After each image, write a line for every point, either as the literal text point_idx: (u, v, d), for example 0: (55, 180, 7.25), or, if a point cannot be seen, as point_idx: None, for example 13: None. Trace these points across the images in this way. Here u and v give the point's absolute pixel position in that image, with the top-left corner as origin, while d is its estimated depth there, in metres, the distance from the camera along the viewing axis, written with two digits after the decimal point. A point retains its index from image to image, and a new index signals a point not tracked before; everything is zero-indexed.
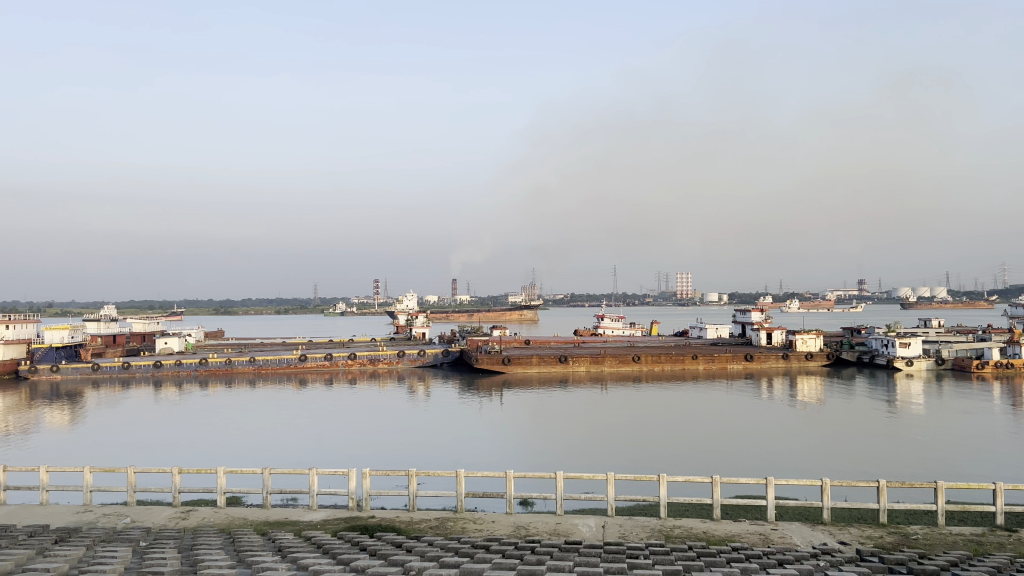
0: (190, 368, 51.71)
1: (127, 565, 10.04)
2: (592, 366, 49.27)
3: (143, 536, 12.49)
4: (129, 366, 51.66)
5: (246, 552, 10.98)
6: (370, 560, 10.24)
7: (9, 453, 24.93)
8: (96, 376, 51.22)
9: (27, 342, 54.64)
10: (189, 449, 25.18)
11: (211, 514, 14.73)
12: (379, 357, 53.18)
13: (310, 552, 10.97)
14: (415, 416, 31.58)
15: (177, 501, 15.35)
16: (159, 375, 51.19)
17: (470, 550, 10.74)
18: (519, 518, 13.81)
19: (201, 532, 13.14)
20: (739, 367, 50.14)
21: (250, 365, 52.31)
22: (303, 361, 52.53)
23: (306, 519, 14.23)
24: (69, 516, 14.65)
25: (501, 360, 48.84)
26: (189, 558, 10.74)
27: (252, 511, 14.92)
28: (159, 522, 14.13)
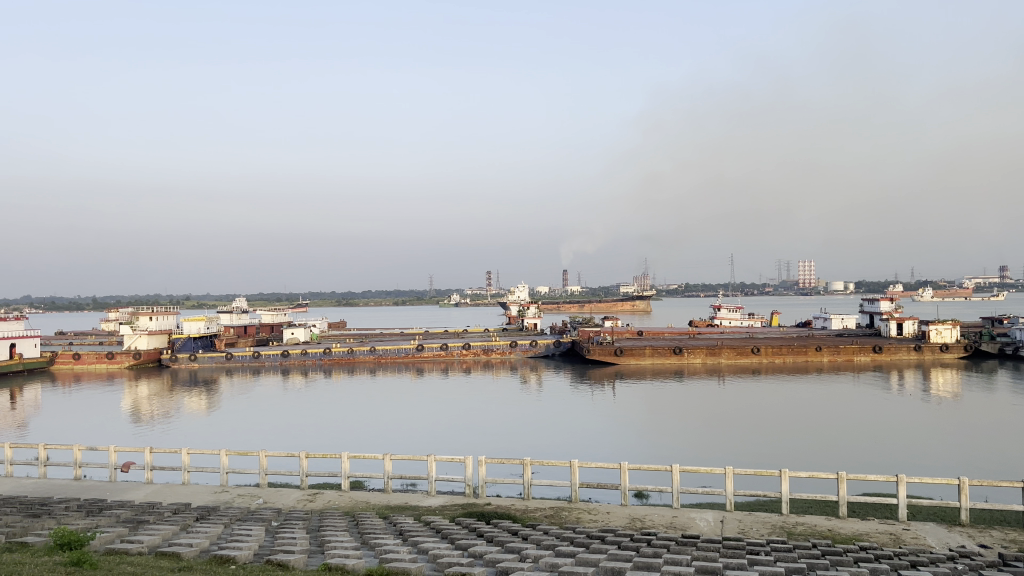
0: (315, 357, 54.07)
1: (261, 544, 10.65)
2: (708, 358, 48.25)
3: (274, 516, 13.19)
4: (259, 355, 54.33)
5: (369, 535, 11.40)
6: (488, 546, 10.43)
7: (154, 436, 26.88)
8: (229, 364, 54.26)
9: (168, 332, 58.44)
10: (314, 435, 26.38)
11: (336, 497, 15.37)
12: (493, 347, 53.92)
13: (429, 537, 11.28)
14: (529, 406, 31.83)
15: (304, 483, 16.07)
16: (286, 364, 53.73)
17: (585, 540, 10.76)
18: (634, 510, 13.68)
19: (328, 514, 13.75)
20: (867, 359, 47.89)
21: (370, 354, 54.17)
22: (420, 351, 53.94)
23: (423, 504, 14.60)
24: (207, 495, 15.64)
25: (614, 351, 48.55)
26: (317, 538, 11.30)
27: (375, 495, 15.46)
28: (289, 503, 14.88)
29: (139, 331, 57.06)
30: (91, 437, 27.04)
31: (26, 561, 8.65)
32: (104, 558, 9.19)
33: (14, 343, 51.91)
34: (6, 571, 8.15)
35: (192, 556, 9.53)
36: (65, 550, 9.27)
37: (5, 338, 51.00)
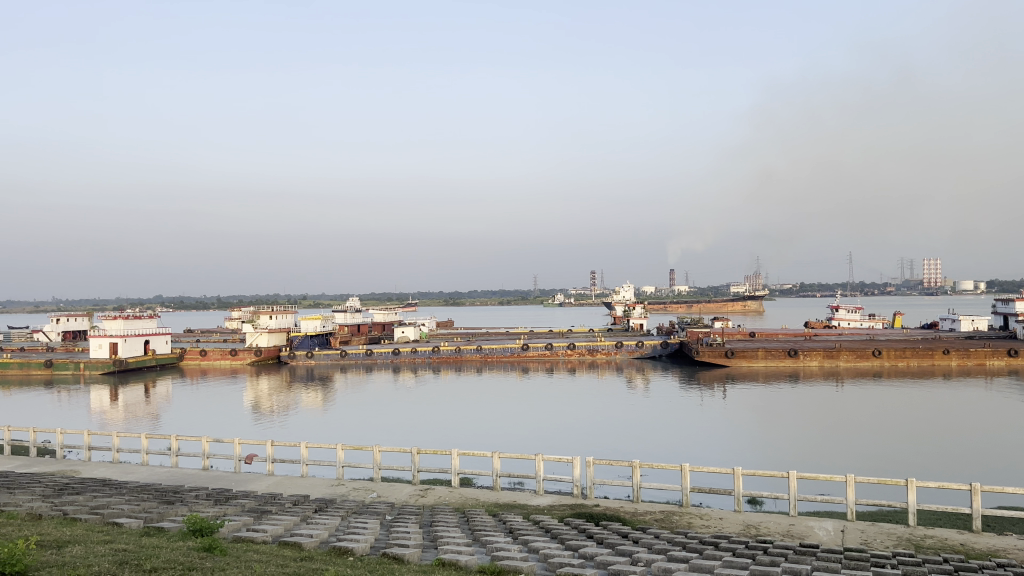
0: (424, 355, 55.21)
1: (376, 537, 10.94)
2: (826, 361, 46.45)
3: (388, 510, 13.54)
4: (371, 353, 55.99)
5: (480, 532, 11.52)
6: (598, 547, 10.35)
7: (275, 429, 28.15)
8: (344, 362, 56.12)
9: (286, 330, 61.01)
10: (424, 431, 26.98)
11: (446, 493, 15.63)
12: (598, 347, 53.60)
13: (538, 536, 11.31)
14: (637, 407, 31.45)
15: (415, 479, 16.39)
16: (397, 361, 55.12)
17: (699, 546, 10.52)
18: (748, 516, 13.29)
19: (439, 509, 13.99)
20: (1000, 364, 44.87)
21: (477, 353, 54.82)
22: (526, 350, 54.21)
23: (532, 503, 14.66)
24: (324, 488, 16.21)
25: (724, 353, 47.38)
26: (430, 533, 11.51)
27: (484, 493, 15.61)
28: (401, 498, 15.23)
29: (260, 329, 59.94)
30: (218, 429, 28.57)
31: (164, 545, 9.23)
32: (232, 544, 9.68)
33: (147, 340, 55.42)
34: (146, 553, 8.71)
35: (312, 546, 9.90)
36: (197, 536, 9.83)
37: (139, 335, 54.51)
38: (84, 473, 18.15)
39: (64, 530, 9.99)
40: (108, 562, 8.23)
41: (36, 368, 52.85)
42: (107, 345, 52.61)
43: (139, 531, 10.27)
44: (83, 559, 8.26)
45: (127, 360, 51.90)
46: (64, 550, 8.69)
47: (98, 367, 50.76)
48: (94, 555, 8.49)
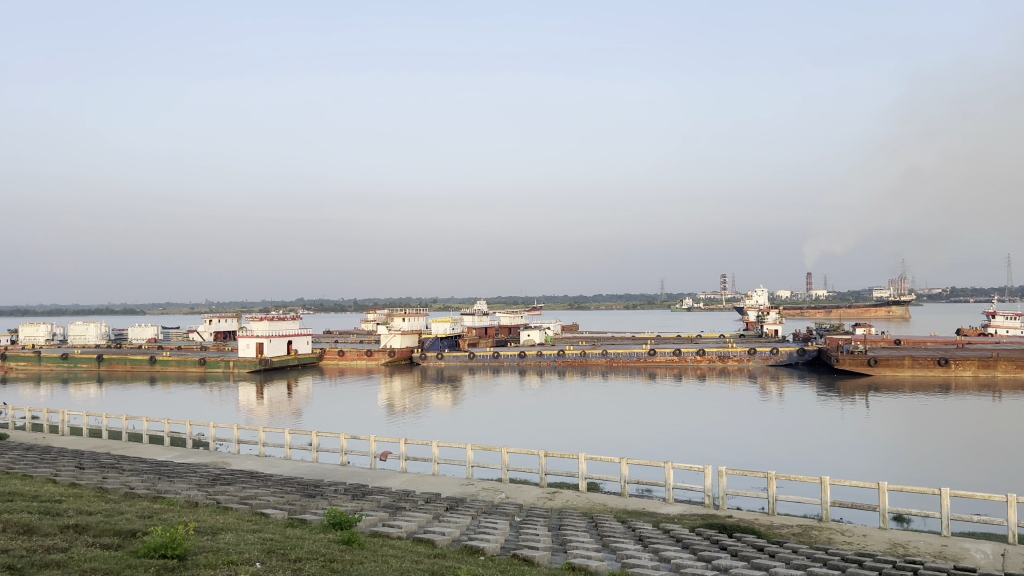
0: (550, 358, 55.49)
1: (506, 538, 11.07)
2: (981, 371, 43.23)
3: (517, 512, 13.66)
4: (499, 355, 56.81)
5: (610, 538, 11.44)
6: (732, 560, 10.05)
7: (407, 428, 29.08)
8: (472, 363, 57.17)
9: (417, 332, 62.88)
10: (551, 435, 27.05)
11: (574, 497, 15.60)
12: (729, 353, 52.16)
13: (669, 544, 11.11)
14: (771, 417, 30.31)
15: (543, 482, 16.46)
16: (523, 364, 55.62)
17: (840, 564, 10.01)
18: (895, 534, 12.53)
19: (568, 513, 13.99)
20: None
21: (603, 357, 54.55)
22: (653, 355, 53.42)
23: (661, 511, 14.40)
24: (455, 487, 16.55)
25: (866, 361, 45.01)
26: (559, 536, 11.52)
27: (612, 499, 15.48)
28: (530, 500, 15.34)
29: (393, 331, 62.17)
30: (354, 427, 29.75)
31: (307, 536, 9.69)
32: (370, 539, 10.04)
33: (290, 340, 58.52)
34: (291, 543, 9.18)
35: (445, 544, 10.12)
36: (338, 528, 10.28)
37: (282, 335, 57.64)
38: (234, 465, 19.35)
39: (217, 517, 10.69)
40: (258, 550, 8.72)
41: (191, 365, 56.85)
42: (254, 345, 55.99)
43: (284, 522, 10.85)
44: (235, 546, 8.79)
45: (272, 359, 54.97)
46: (218, 536, 9.28)
47: (246, 366, 54.00)
48: (245, 543, 9.02)
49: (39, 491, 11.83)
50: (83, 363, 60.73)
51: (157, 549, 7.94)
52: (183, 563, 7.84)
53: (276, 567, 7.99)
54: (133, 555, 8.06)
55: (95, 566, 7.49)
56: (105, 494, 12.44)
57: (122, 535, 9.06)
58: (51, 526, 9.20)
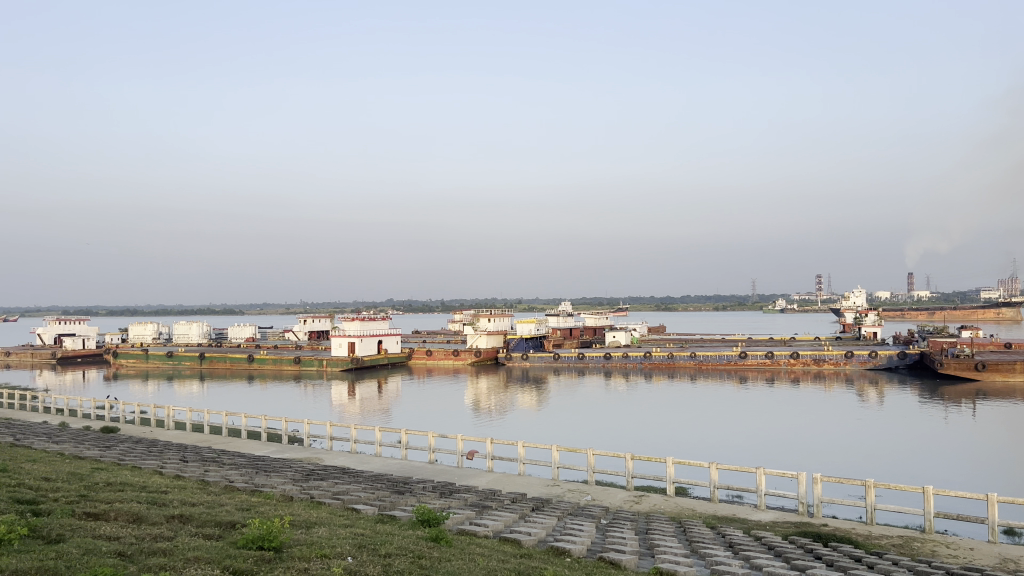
0: (636, 360, 54.91)
1: (592, 540, 11.01)
2: None
3: (603, 514, 13.57)
4: (584, 357, 56.56)
5: (698, 543, 11.24)
6: (828, 570, 9.71)
7: (492, 428, 29.23)
8: (557, 364, 57.13)
9: (503, 333, 63.34)
10: (637, 438, 26.77)
11: (662, 501, 15.38)
12: (824, 357, 50.49)
13: (761, 552, 10.82)
14: (868, 422, 29.12)
15: (629, 485, 16.27)
16: (609, 366, 55.22)
17: None
18: (1006, 549, 11.83)
19: (655, 517, 13.82)
20: None
21: (691, 360, 53.61)
22: (744, 358, 52.18)
23: (752, 518, 14.04)
24: (540, 488, 16.56)
25: (973, 366, 42.74)
26: (647, 540, 11.39)
27: (701, 504, 15.19)
28: (616, 503, 15.20)
29: (479, 331, 62.83)
30: (440, 426, 30.12)
31: (396, 533, 9.88)
32: (457, 537, 10.16)
33: (380, 340, 59.88)
34: (381, 539, 9.38)
35: (531, 545, 10.14)
36: (426, 526, 10.44)
37: (372, 335, 59.02)
38: (327, 461, 19.89)
39: (311, 512, 11.03)
40: (349, 544, 8.94)
41: (287, 363, 58.85)
42: (346, 345, 57.57)
43: (374, 518, 11.10)
44: (328, 540, 9.04)
45: (363, 358, 56.34)
46: (311, 530, 9.58)
47: (339, 365, 55.52)
48: (337, 537, 9.28)
49: (147, 482, 12.47)
50: (187, 361, 63.69)
51: (255, 540, 8.26)
52: (279, 554, 8.13)
53: (367, 562, 8.18)
54: (232, 546, 8.41)
55: (198, 555, 7.85)
56: (208, 486, 13.03)
57: (223, 526, 9.47)
58: (157, 515, 9.68)
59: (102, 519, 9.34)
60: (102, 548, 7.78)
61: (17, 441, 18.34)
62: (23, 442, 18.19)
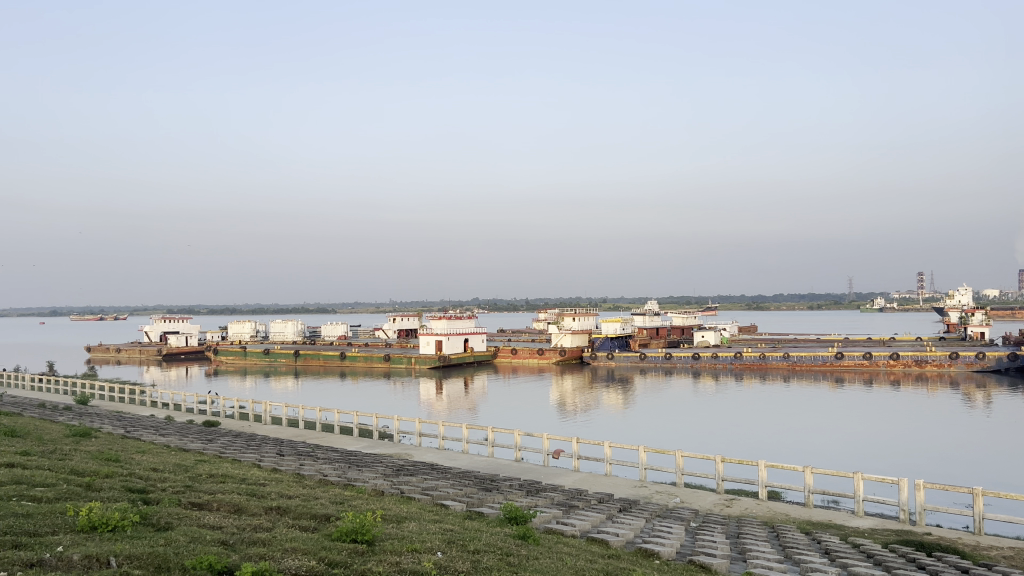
0: (726, 360, 53.73)
1: (682, 543, 10.84)
2: None
3: (692, 517, 13.35)
4: (671, 357, 55.71)
5: (792, 549, 10.92)
6: None
7: (578, 427, 29.14)
8: (644, 364, 56.47)
9: (588, 332, 63.10)
10: (726, 439, 26.28)
11: (753, 505, 15.01)
12: (927, 358, 48.25)
13: (858, 559, 10.44)
14: (974, 427, 27.76)
15: (719, 488, 15.95)
16: (698, 366, 54.24)
17: None
18: None
19: (746, 521, 13.50)
20: None
21: (784, 360, 52.09)
22: (840, 358, 50.37)
23: (850, 525, 13.54)
24: (628, 488, 16.40)
25: None
26: (738, 544, 11.14)
27: (796, 509, 14.74)
28: (706, 506, 14.92)
29: (564, 330, 62.77)
30: (527, 424, 30.22)
31: (484, 529, 9.97)
32: (545, 536, 10.18)
33: (466, 339, 60.57)
34: (469, 535, 9.48)
35: (619, 546, 10.08)
36: (513, 524, 10.51)
37: (459, 334, 59.82)
38: (416, 457, 20.25)
39: (401, 506, 11.25)
40: (439, 539, 9.08)
41: (377, 361, 60.24)
42: (433, 343, 58.51)
43: (462, 514, 11.24)
44: (418, 535, 9.20)
45: (449, 356, 57.14)
46: (402, 524, 9.78)
47: (426, 362, 56.43)
48: (427, 532, 9.43)
49: (247, 475, 12.97)
50: (283, 358, 66.00)
51: (348, 533, 8.48)
52: (371, 547, 8.32)
53: (456, 557, 8.29)
54: (327, 538, 8.66)
55: (295, 546, 8.11)
56: (303, 480, 13.48)
57: (317, 518, 9.77)
58: (257, 506, 10.06)
59: (206, 509, 9.77)
60: (206, 536, 8.14)
61: (128, 433, 19.37)
62: (134, 434, 19.21)
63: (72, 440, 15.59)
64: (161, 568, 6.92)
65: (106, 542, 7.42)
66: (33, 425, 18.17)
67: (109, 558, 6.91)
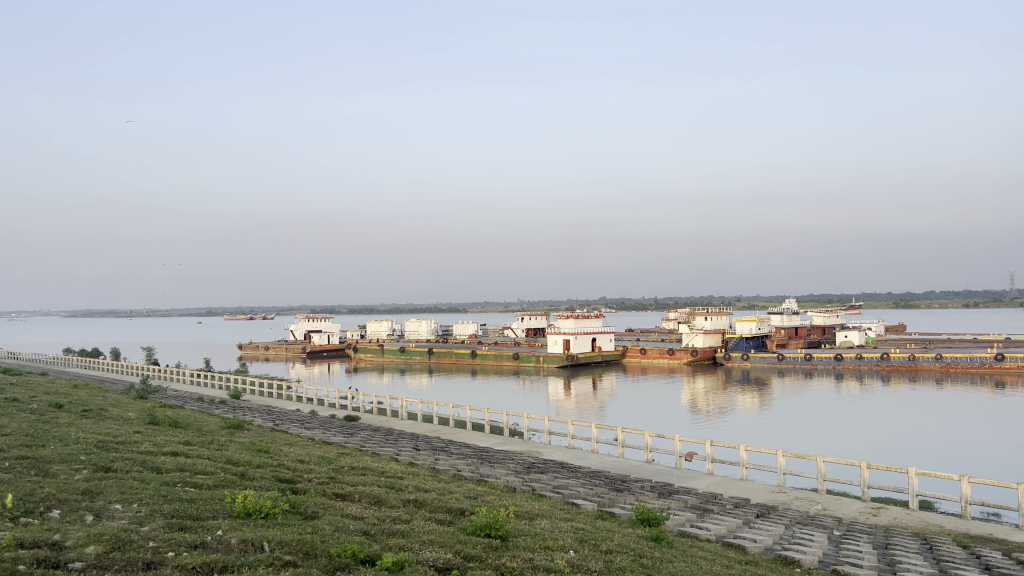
0: (871, 362, 50.85)
1: (824, 551, 10.38)
2: None
3: (836, 524, 12.76)
4: (811, 358, 53.35)
5: (948, 563, 10.22)
6: None
7: (711, 428, 28.66)
8: (781, 365, 54.34)
9: (722, 332, 61.40)
10: (870, 445, 25.08)
11: (903, 515, 14.16)
12: None
13: None
14: None
15: (865, 496, 15.10)
16: (840, 368, 51.67)
17: None
18: None
19: (895, 532, 12.75)
20: None
21: (937, 362, 48.76)
22: (1001, 361, 46.55)
23: (1013, 539, 12.54)
24: (765, 493, 15.85)
25: None
26: (886, 556, 10.53)
27: (950, 520, 13.80)
28: (850, 514, 14.20)
29: (696, 330, 61.48)
30: (659, 424, 29.93)
31: (616, 530, 9.90)
32: (679, 539, 10.01)
33: (594, 338, 60.40)
34: (602, 535, 9.45)
35: (757, 552, 9.78)
36: (646, 525, 10.38)
37: (587, 334, 59.74)
38: (546, 455, 20.41)
39: (533, 503, 11.35)
40: (571, 538, 9.10)
41: (506, 359, 61.04)
42: (561, 342, 58.76)
43: (594, 514, 11.20)
44: (551, 532, 9.27)
45: (577, 355, 57.08)
46: (535, 521, 9.88)
47: (554, 361, 56.69)
48: (559, 530, 9.48)
49: (385, 468, 13.48)
50: (417, 355, 68.13)
51: (482, 528, 8.66)
52: (505, 543, 8.45)
53: (589, 556, 8.28)
54: (462, 532, 8.87)
55: (432, 538, 8.36)
56: (438, 474, 13.87)
57: (453, 512, 10.00)
58: (396, 499, 10.42)
59: (349, 499, 10.23)
60: (349, 526, 8.52)
61: (277, 426, 20.54)
62: (281, 427, 20.35)
63: (228, 432, 16.72)
64: (309, 554, 7.31)
65: (259, 528, 7.91)
66: (194, 417, 19.62)
67: (262, 543, 7.37)
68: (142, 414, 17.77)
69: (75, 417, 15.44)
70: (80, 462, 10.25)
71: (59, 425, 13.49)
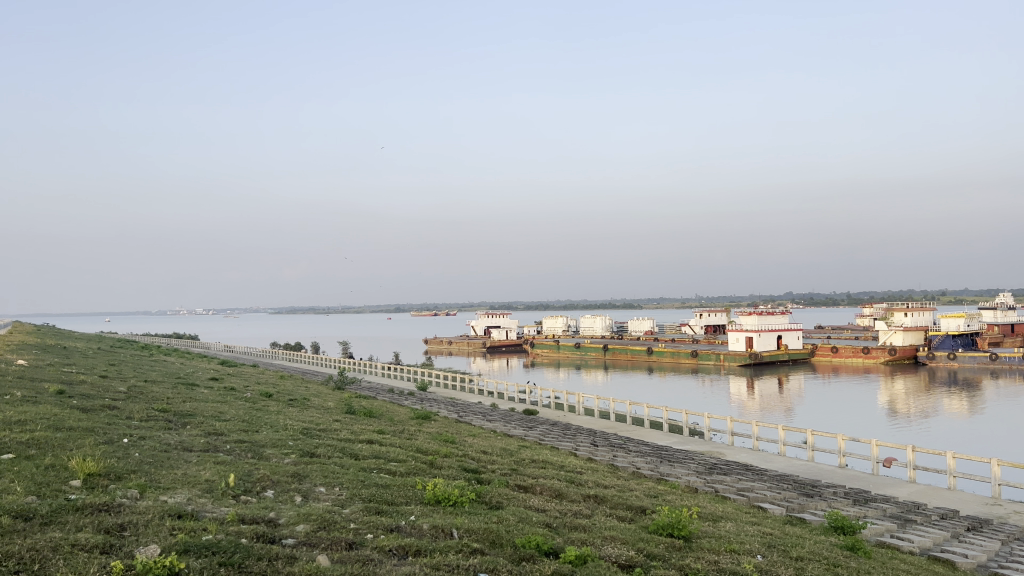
0: None
1: None
2: None
3: None
4: None
5: None
6: None
7: (914, 433, 26.58)
8: (995, 366, 49.37)
9: (924, 329, 56.65)
10: None
11: None
12: None
13: None
14: None
15: None
16: None
17: None
18: None
19: None
20: None
21: None
22: None
23: None
24: (977, 506, 14.47)
25: None
26: None
27: None
28: None
29: (894, 327, 57.33)
30: (852, 428, 28.15)
31: (808, 536, 9.44)
32: (877, 549, 9.39)
33: (780, 335, 57.83)
34: (792, 541, 9.05)
35: (969, 568, 9.00)
36: (840, 533, 9.80)
37: (772, 331, 57.30)
38: (729, 456, 19.78)
39: (717, 505, 11.07)
40: (759, 542, 8.80)
41: (684, 357, 59.79)
42: (743, 340, 56.76)
43: (783, 519, 10.74)
44: (738, 536, 8.99)
45: (761, 353, 54.78)
46: (719, 523, 9.61)
47: (736, 359, 54.88)
48: (746, 534, 9.18)
49: (565, 462, 13.62)
50: (593, 352, 68.20)
51: (665, 527, 8.56)
52: (689, 544, 8.30)
53: (779, 562, 7.96)
54: (645, 530, 8.80)
55: (614, 534, 8.38)
56: (617, 471, 13.83)
57: (634, 510, 9.96)
58: (576, 493, 10.52)
59: (531, 491, 10.46)
60: (532, 517, 8.71)
61: (461, 418, 21.35)
62: (465, 419, 21.12)
63: (416, 422, 17.57)
64: (495, 543, 7.54)
65: (449, 515, 8.26)
66: (387, 407, 20.79)
67: (452, 530, 7.69)
68: (340, 404, 19.08)
69: (283, 405, 16.83)
70: (288, 447, 11.18)
71: (270, 413, 14.76)
